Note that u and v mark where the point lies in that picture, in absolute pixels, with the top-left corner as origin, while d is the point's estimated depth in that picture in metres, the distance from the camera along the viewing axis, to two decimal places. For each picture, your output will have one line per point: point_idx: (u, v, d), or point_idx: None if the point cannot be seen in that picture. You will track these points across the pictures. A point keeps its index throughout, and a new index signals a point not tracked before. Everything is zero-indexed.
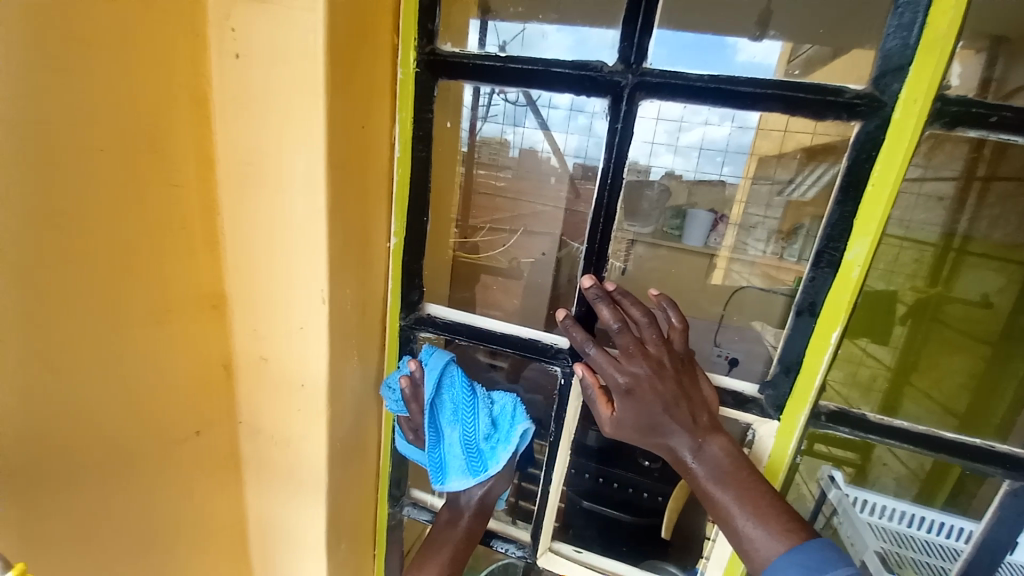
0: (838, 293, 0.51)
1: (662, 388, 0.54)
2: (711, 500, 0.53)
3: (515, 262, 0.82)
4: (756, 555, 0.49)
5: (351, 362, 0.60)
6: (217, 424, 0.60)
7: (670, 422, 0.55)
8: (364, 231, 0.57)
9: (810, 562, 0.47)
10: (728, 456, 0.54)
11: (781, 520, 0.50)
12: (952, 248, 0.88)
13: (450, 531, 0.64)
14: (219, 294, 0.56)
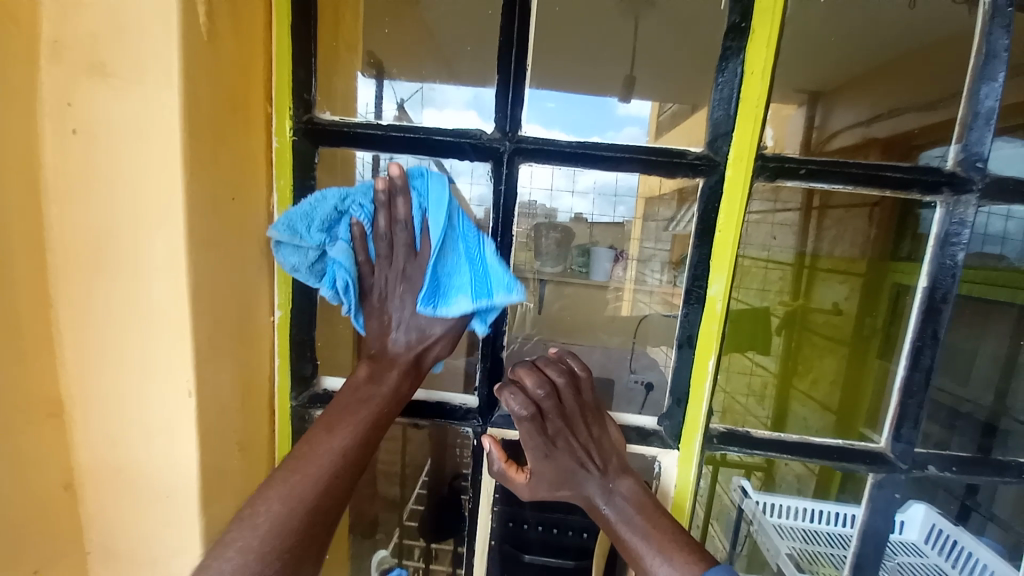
0: (708, 326, 0.56)
1: (576, 443, 0.55)
2: (623, 544, 0.53)
3: None
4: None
5: (232, 455, 0.53)
6: (55, 561, 0.49)
7: (583, 474, 0.56)
8: (241, 309, 0.52)
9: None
10: (636, 496, 0.55)
11: (689, 552, 0.51)
12: (805, 266, 1.13)
13: (374, 388, 0.52)
14: (55, 399, 0.47)
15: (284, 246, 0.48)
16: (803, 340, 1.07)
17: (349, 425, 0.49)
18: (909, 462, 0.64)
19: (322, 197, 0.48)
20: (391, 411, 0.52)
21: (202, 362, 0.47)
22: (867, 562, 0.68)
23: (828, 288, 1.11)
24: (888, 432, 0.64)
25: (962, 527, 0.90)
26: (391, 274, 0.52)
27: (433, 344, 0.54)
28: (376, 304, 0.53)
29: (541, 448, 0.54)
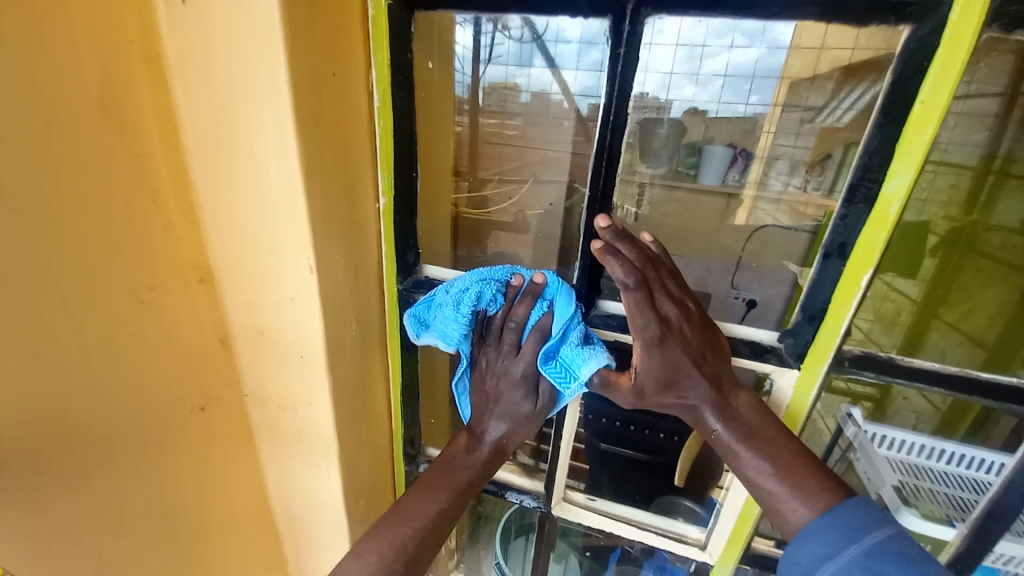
0: (873, 232, 0.45)
1: (691, 339, 0.51)
2: (737, 458, 0.51)
3: (522, 215, 0.78)
4: (765, 502, 0.49)
5: (349, 330, 0.59)
6: (221, 398, 0.60)
7: (697, 377, 0.52)
8: (348, 193, 0.53)
9: (850, 523, 0.44)
10: (755, 408, 0.52)
11: (825, 486, 0.48)
12: (992, 171, 0.81)
13: (465, 460, 0.59)
14: (204, 267, 0.54)
15: (413, 322, 0.58)
16: (963, 264, 0.85)
17: (447, 482, 0.57)
18: None
19: (455, 280, 0.56)
20: (473, 481, 0.58)
21: (319, 241, 0.50)
22: (1005, 513, 0.59)
23: (1013, 201, 0.82)
24: None
25: None
26: (497, 358, 0.58)
27: (513, 432, 0.60)
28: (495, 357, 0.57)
29: (655, 340, 0.50)
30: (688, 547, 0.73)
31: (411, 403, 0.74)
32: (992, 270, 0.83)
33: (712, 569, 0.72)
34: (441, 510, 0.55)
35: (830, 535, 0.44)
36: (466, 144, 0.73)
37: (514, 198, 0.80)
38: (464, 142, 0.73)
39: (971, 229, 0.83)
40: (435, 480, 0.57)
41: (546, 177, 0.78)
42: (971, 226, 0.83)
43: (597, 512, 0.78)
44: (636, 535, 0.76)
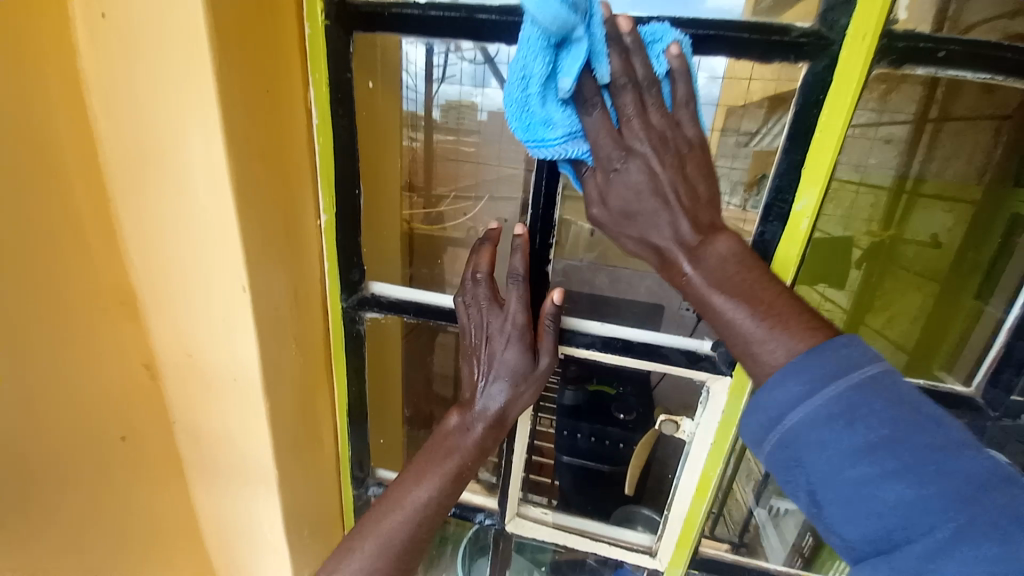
0: (787, 247, 0.50)
1: (655, 127, 0.42)
2: (708, 310, 0.41)
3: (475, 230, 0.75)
4: (741, 347, 0.40)
5: (289, 351, 0.56)
6: (146, 429, 0.56)
7: (655, 199, 0.43)
8: (285, 209, 0.52)
9: (829, 365, 0.36)
10: (732, 253, 0.42)
11: (810, 329, 0.38)
12: (905, 189, 0.72)
13: (452, 443, 0.59)
14: (127, 288, 0.51)
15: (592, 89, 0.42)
16: None
17: (434, 471, 0.57)
18: (1003, 410, 0.58)
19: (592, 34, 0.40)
20: (471, 465, 0.59)
21: (252, 259, 0.48)
22: None
23: (926, 217, 0.72)
24: (982, 376, 0.59)
25: None
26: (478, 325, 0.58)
27: (515, 394, 0.58)
28: (478, 354, 0.58)
29: (631, 161, 0.42)
30: (640, 555, 0.75)
31: (359, 426, 0.72)
32: None
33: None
34: (430, 501, 0.57)
35: (810, 366, 0.37)
36: (419, 162, 0.71)
37: (469, 214, 0.76)
38: (417, 160, 0.71)
39: None
40: (426, 468, 0.58)
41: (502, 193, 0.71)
42: None
43: (552, 525, 0.78)
44: (590, 546, 0.78)
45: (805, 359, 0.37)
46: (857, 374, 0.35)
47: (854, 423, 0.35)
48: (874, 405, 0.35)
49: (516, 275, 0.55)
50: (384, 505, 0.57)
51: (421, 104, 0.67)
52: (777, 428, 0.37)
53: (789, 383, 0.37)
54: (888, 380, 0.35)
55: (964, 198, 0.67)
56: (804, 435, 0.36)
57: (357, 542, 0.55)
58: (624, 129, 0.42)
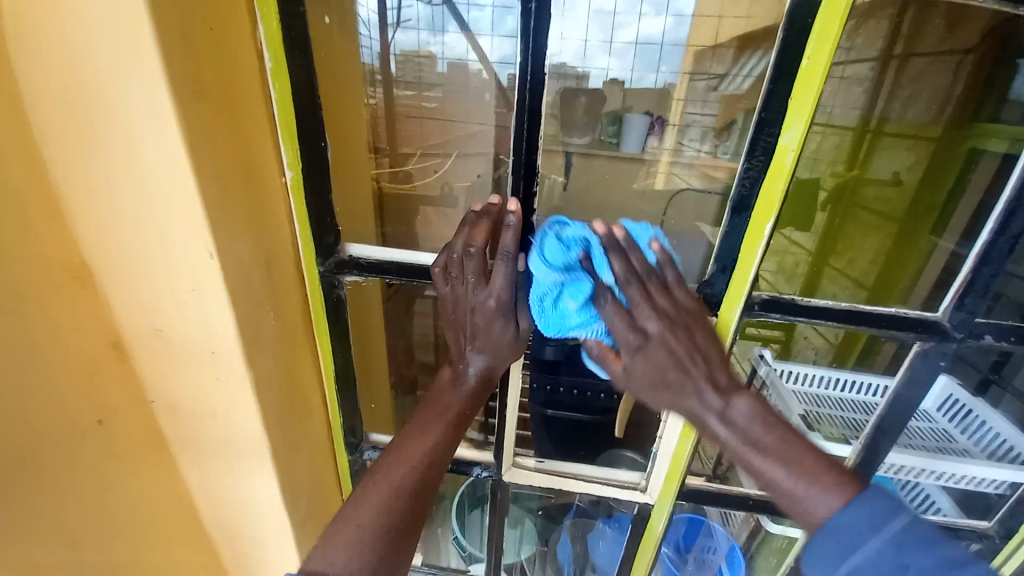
0: (771, 183, 0.49)
1: (676, 346, 0.52)
2: (750, 466, 0.53)
3: (448, 189, 0.71)
4: (789, 501, 0.51)
5: (267, 320, 0.54)
6: (125, 410, 0.53)
7: (690, 382, 0.53)
8: (247, 167, 0.48)
9: (874, 514, 0.47)
10: (751, 414, 0.53)
11: (835, 474, 0.51)
12: (869, 130, 0.86)
13: (454, 393, 0.61)
14: (81, 263, 0.47)
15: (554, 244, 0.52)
16: (847, 216, 0.91)
17: (439, 424, 0.59)
18: (965, 332, 0.58)
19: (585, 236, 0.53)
20: (470, 412, 0.61)
21: (216, 223, 0.45)
22: (889, 424, 0.68)
23: (888, 155, 0.88)
24: (948, 301, 0.58)
25: (979, 398, 0.91)
26: (465, 286, 0.57)
27: (502, 358, 0.60)
28: (466, 326, 0.59)
29: (665, 333, 0.52)
30: (631, 491, 0.78)
31: (348, 391, 0.71)
32: (867, 218, 0.91)
33: (652, 509, 0.78)
34: (435, 451, 0.57)
35: (859, 508, 0.48)
36: (381, 121, 0.69)
37: (440, 171, 0.72)
38: (379, 118, 0.68)
39: (853, 184, 0.88)
40: (429, 419, 0.59)
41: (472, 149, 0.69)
42: (850, 182, 0.88)
43: (546, 472, 0.81)
44: (583, 487, 0.80)
45: (869, 520, 0.47)
46: (890, 529, 0.46)
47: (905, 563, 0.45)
48: (916, 556, 0.45)
49: (506, 250, 0.54)
50: (393, 454, 0.56)
51: (377, 55, 0.65)
52: (846, 557, 0.47)
53: (841, 534, 0.47)
54: (915, 531, 0.46)
55: (925, 135, 0.84)
56: (865, 565, 0.46)
57: (368, 492, 0.54)
58: (635, 313, 0.52)
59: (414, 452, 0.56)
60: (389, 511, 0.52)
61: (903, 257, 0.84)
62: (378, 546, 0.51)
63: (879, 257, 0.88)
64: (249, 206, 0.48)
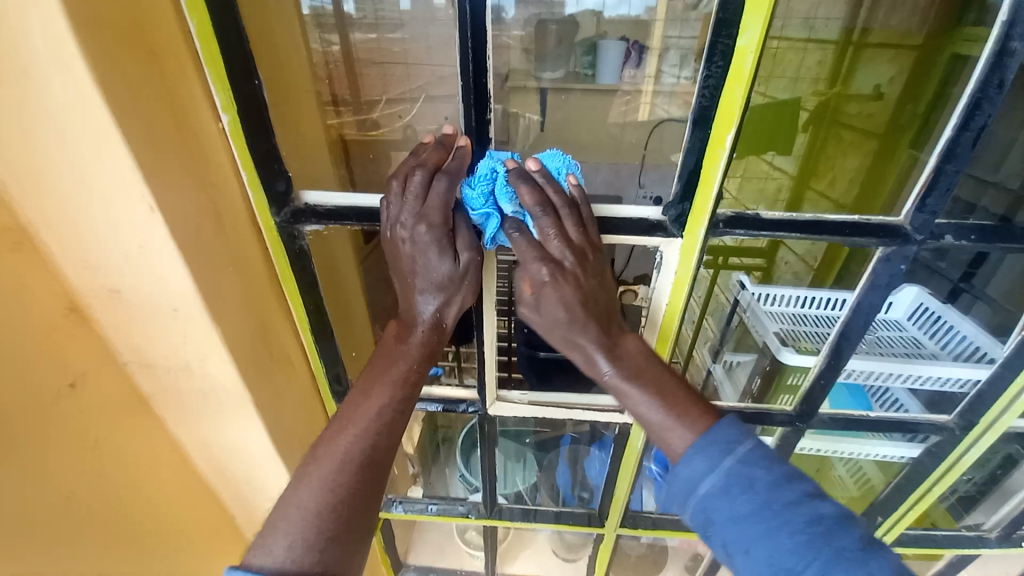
0: (731, 89, 0.47)
1: (584, 282, 0.53)
2: (626, 396, 0.54)
3: (410, 130, 0.67)
4: (654, 431, 0.53)
5: (225, 273, 0.53)
6: (98, 370, 0.53)
7: (575, 329, 0.55)
8: (174, 110, 0.45)
9: (720, 441, 0.49)
10: (638, 352, 0.56)
11: (698, 408, 0.53)
12: (852, 42, 0.89)
13: (403, 348, 0.57)
14: (17, 224, 0.44)
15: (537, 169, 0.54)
16: (829, 137, 0.92)
17: (386, 382, 0.55)
18: (925, 234, 0.59)
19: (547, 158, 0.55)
20: (421, 369, 0.57)
21: (151, 175, 0.43)
22: (852, 330, 0.70)
23: (873, 67, 0.90)
24: (911, 204, 0.58)
25: (948, 305, 0.95)
26: (405, 214, 0.52)
27: (450, 301, 0.57)
28: (405, 264, 0.54)
29: (545, 235, 0.52)
30: (611, 414, 0.82)
31: (326, 340, 0.71)
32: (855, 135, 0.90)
33: (632, 427, 0.82)
34: (386, 408, 0.54)
35: (706, 446, 0.49)
36: (338, 66, 0.67)
37: (405, 117, 0.68)
38: (336, 64, 0.67)
39: (835, 100, 0.92)
40: (376, 378, 0.55)
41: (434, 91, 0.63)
42: (832, 100, 0.92)
43: (530, 403, 0.83)
44: (567, 414, 0.84)
45: (704, 441, 0.49)
46: (731, 459, 0.48)
47: (742, 493, 0.46)
48: (756, 473, 0.47)
49: (428, 166, 0.51)
50: (340, 421, 0.52)
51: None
52: (692, 495, 0.49)
53: (694, 462, 0.49)
54: (757, 452, 0.48)
55: (906, 45, 0.85)
56: (711, 502, 0.48)
57: (308, 466, 0.50)
58: (545, 243, 0.52)
59: (362, 414, 0.52)
60: (338, 478, 0.49)
61: (883, 175, 0.78)
62: (319, 526, 0.46)
63: (859, 176, 0.84)
64: (183, 153, 0.46)
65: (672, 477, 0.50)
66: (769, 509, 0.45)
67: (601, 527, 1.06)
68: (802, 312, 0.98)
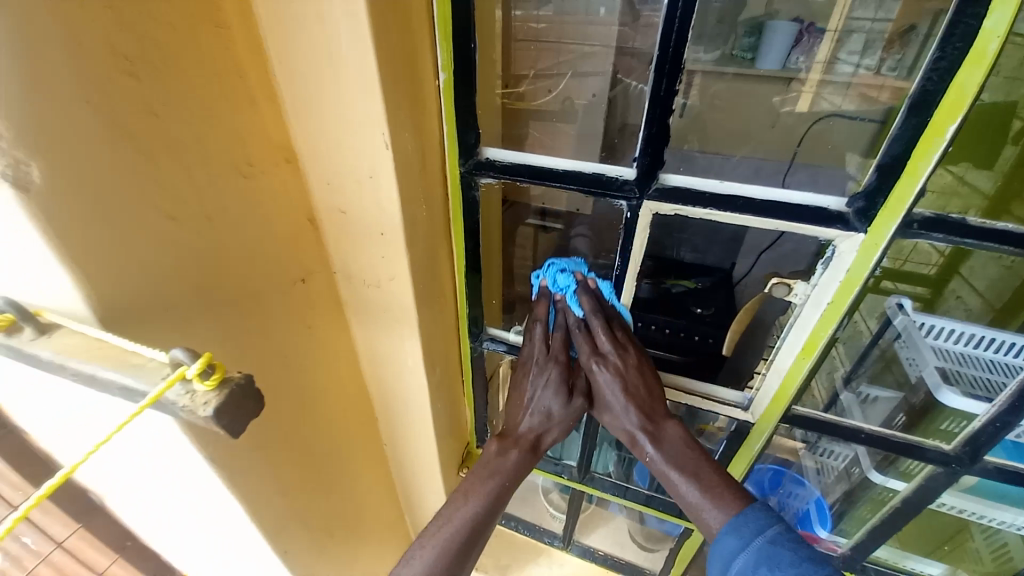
0: (967, 75, 0.43)
1: (626, 370, 0.68)
2: (668, 480, 0.65)
3: (569, 104, 0.73)
4: (698, 513, 0.62)
5: (419, 208, 0.63)
6: (317, 272, 0.67)
7: (625, 419, 0.69)
8: (411, 65, 0.54)
9: (751, 524, 0.58)
10: (678, 438, 0.68)
11: (732, 491, 0.62)
12: None
13: (501, 461, 0.69)
14: (289, 148, 0.58)
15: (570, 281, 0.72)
16: None
17: (481, 492, 0.66)
18: None
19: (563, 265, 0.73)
20: (516, 479, 0.69)
21: (391, 116, 0.52)
22: None
23: None
24: None
25: None
26: (541, 356, 0.71)
27: (552, 429, 0.72)
28: (524, 400, 0.72)
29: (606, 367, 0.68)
30: (733, 409, 0.79)
31: (475, 284, 0.80)
32: None
33: (752, 427, 0.80)
34: (475, 517, 0.64)
35: (738, 525, 0.58)
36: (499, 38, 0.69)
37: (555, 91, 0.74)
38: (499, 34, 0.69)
39: None
40: (475, 485, 0.67)
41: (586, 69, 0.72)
42: None
43: None
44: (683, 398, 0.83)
45: (736, 523, 0.58)
46: (763, 537, 0.56)
47: (772, 571, 0.54)
48: (785, 555, 0.54)
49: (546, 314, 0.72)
50: (439, 520, 0.64)
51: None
52: (723, 572, 0.58)
53: (727, 539, 0.58)
54: (786, 535, 0.56)
55: None
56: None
57: (418, 552, 0.61)
58: (596, 336, 0.69)
59: (458, 519, 0.64)
60: (428, 572, 0.59)
61: None
62: None
63: None
64: (410, 102, 0.55)
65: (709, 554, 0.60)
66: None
67: (692, 522, 1.05)
68: (972, 354, 0.77)
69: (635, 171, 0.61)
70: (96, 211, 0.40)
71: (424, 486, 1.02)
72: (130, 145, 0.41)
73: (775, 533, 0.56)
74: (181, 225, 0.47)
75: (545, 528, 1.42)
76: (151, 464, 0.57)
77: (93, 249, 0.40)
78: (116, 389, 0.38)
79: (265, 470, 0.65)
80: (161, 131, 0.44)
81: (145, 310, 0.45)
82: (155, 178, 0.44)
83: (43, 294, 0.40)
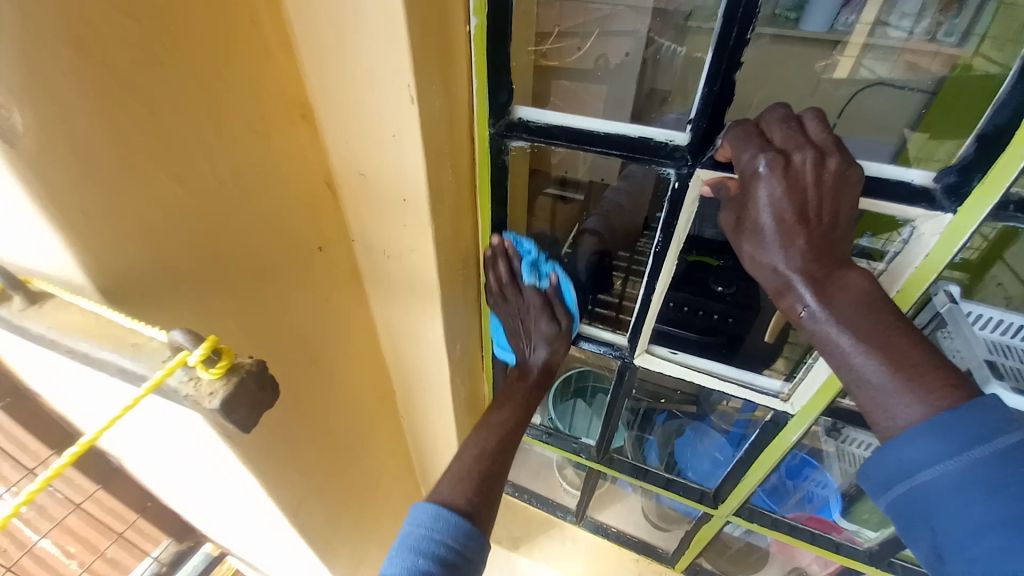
0: None
1: (799, 174, 0.44)
2: (827, 343, 0.46)
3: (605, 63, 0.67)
4: (878, 414, 0.44)
5: (445, 171, 0.57)
6: (334, 241, 0.63)
7: (782, 250, 0.47)
8: (441, 7, 0.48)
9: (975, 430, 0.39)
10: (866, 293, 0.46)
11: (941, 378, 0.42)
12: None
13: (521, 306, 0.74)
14: (303, 102, 0.52)
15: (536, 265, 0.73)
16: None
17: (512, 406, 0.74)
18: None
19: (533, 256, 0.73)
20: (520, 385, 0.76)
21: (418, 68, 0.46)
22: None
23: None
24: None
25: None
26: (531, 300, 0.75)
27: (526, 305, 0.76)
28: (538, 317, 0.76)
29: (774, 175, 0.45)
30: (769, 398, 0.75)
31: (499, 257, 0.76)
32: None
33: (790, 418, 0.75)
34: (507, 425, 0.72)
35: (947, 429, 0.40)
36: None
37: (586, 48, 0.67)
38: None
39: None
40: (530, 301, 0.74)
41: (618, 27, 0.67)
42: None
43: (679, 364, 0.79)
44: (715, 384, 0.78)
45: (943, 422, 0.40)
46: (1001, 442, 0.38)
47: (989, 498, 0.38)
48: (1022, 479, 0.37)
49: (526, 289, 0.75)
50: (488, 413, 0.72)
51: None
52: (905, 482, 0.42)
53: (922, 440, 0.41)
54: None
55: None
56: (932, 493, 0.40)
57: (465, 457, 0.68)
58: (772, 141, 0.46)
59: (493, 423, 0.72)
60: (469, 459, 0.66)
61: None
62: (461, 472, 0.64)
63: None
64: (439, 50, 0.49)
65: (876, 452, 0.44)
66: (994, 513, 0.37)
67: (713, 507, 1.02)
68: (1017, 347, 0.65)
69: (687, 137, 0.54)
70: (91, 168, 0.35)
71: (440, 458, 1.01)
72: (126, 93, 0.36)
73: (1014, 446, 0.38)
74: (185, 185, 0.43)
75: (558, 503, 1.42)
76: (165, 434, 0.55)
77: (89, 211, 0.36)
78: (113, 369, 0.36)
79: (282, 445, 0.62)
80: (163, 78, 0.39)
81: (152, 278, 0.41)
82: (159, 135, 0.39)
83: (42, 260, 0.37)
